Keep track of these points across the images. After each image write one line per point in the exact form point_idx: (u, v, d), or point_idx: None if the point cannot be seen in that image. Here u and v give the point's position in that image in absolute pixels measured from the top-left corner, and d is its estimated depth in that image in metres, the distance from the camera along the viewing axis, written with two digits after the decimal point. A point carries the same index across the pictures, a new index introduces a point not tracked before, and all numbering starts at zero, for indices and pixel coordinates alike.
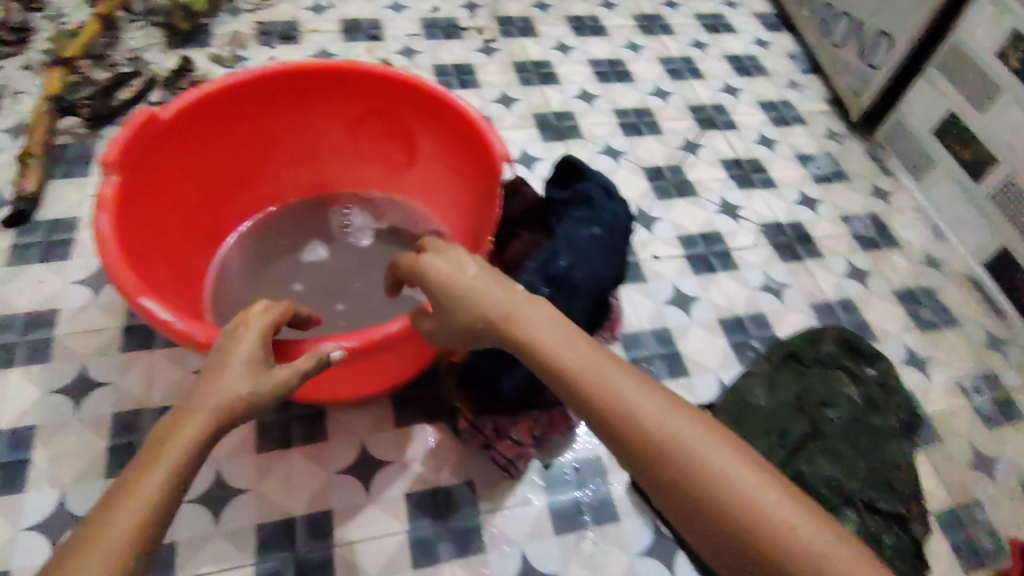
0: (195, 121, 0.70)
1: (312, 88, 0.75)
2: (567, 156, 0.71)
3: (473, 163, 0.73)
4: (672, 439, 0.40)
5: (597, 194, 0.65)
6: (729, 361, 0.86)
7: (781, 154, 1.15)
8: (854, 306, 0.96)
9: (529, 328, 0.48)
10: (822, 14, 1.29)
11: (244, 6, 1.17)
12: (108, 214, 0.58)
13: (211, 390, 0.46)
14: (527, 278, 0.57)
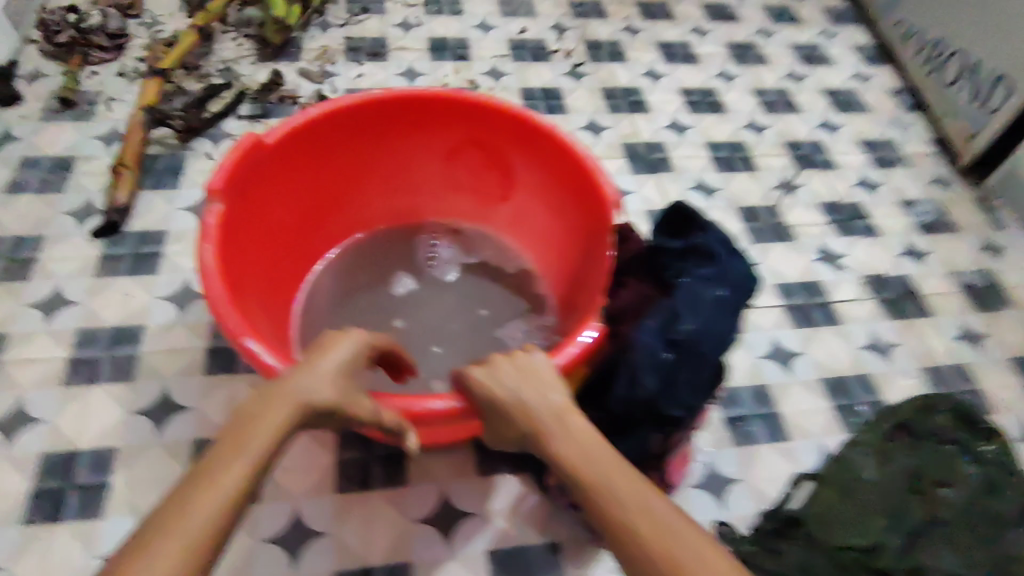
0: (297, 146, 0.71)
1: (410, 115, 0.76)
2: (679, 203, 0.66)
3: (580, 202, 0.72)
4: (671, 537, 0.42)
5: (721, 250, 0.60)
6: (831, 427, 0.80)
7: (885, 198, 1.07)
8: (967, 373, 0.88)
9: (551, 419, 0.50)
10: (930, 49, 1.21)
11: (334, 21, 1.18)
12: (212, 242, 0.59)
13: (306, 383, 0.49)
14: (649, 342, 0.54)
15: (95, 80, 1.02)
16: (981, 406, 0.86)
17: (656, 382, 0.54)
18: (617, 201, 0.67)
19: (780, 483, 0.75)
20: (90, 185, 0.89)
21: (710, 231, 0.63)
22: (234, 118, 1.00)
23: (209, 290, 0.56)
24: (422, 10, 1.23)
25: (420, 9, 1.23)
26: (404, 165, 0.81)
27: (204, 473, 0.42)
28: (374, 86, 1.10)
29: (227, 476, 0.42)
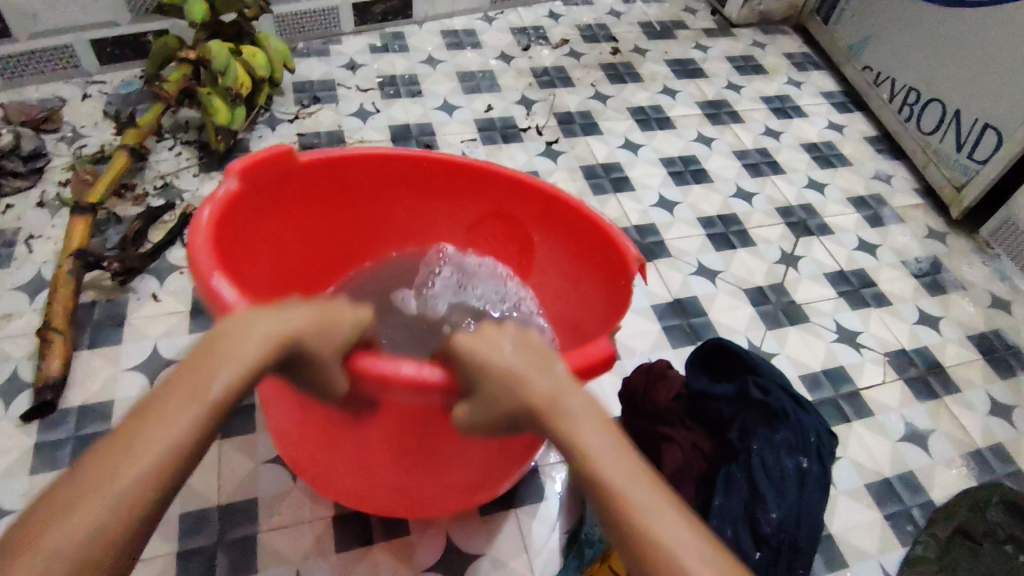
0: (326, 178, 0.64)
1: (446, 181, 0.68)
2: (717, 338, 0.63)
3: (601, 278, 0.61)
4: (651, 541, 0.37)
5: (788, 403, 0.58)
6: (889, 541, 0.73)
7: (886, 261, 1.03)
8: (1007, 453, 0.83)
9: (568, 404, 0.41)
10: (902, 96, 1.19)
11: (282, 115, 1.08)
12: (215, 207, 0.52)
13: (274, 315, 0.41)
14: (741, 544, 0.53)
15: (11, 215, 0.89)
16: None
17: None
18: (639, 260, 0.57)
19: None
20: (15, 351, 0.77)
21: (763, 372, 0.60)
22: (181, 246, 0.89)
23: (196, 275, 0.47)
24: (379, 95, 1.15)
25: (375, 93, 1.16)
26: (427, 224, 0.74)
27: (157, 400, 0.37)
28: None
29: (170, 410, 0.37)
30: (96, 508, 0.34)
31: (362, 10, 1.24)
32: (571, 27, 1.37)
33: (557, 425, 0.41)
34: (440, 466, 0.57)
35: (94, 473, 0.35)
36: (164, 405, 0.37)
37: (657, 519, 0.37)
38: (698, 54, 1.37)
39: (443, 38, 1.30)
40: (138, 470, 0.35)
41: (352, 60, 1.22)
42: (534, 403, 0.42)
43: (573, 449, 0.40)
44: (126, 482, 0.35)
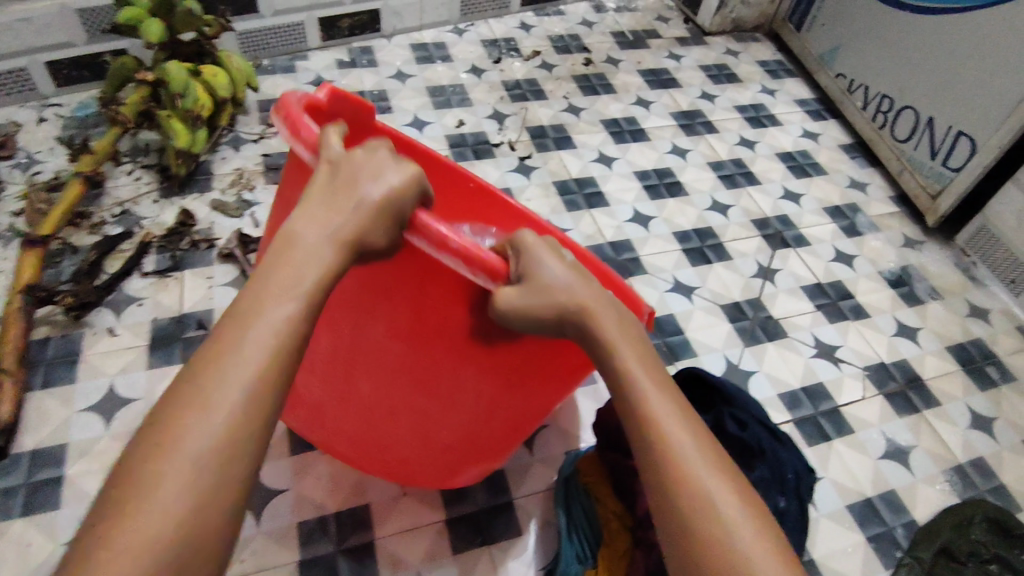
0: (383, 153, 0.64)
1: (479, 209, 0.68)
2: (691, 366, 0.63)
3: None
4: (664, 435, 0.44)
5: (764, 439, 0.58)
6: (871, 564, 0.72)
7: (863, 271, 1.02)
8: (988, 467, 0.82)
9: (612, 324, 0.48)
10: (876, 103, 1.19)
11: (246, 135, 1.06)
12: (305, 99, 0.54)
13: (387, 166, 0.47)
14: None
15: None
16: (1010, 506, 0.79)
17: None
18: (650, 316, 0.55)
19: None
20: None
21: (738, 406, 0.61)
22: (139, 276, 0.86)
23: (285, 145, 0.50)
24: None
25: None
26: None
27: (256, 299, 0.41)
28: None
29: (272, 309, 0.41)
30: (229, 397, 0.38)
31: (328, 24, 1.22)
32: (543, 38, 1.36)
33: (597, 331, 0.48)
34: (439, 407, 0.57)
35: (222, 368, 0.39)
36: (269, 306, 0.41)
37: (669, 421, 0.44)
38: (672, 63, 1.35)
39: (413, 52, 1.27)
40: (257, 364, 0.39)
41: (319, 76, 1.19)
42: (577, 307, 0.48)
43: (612, 355, 0.47)
44: (252, 374, 0.39)
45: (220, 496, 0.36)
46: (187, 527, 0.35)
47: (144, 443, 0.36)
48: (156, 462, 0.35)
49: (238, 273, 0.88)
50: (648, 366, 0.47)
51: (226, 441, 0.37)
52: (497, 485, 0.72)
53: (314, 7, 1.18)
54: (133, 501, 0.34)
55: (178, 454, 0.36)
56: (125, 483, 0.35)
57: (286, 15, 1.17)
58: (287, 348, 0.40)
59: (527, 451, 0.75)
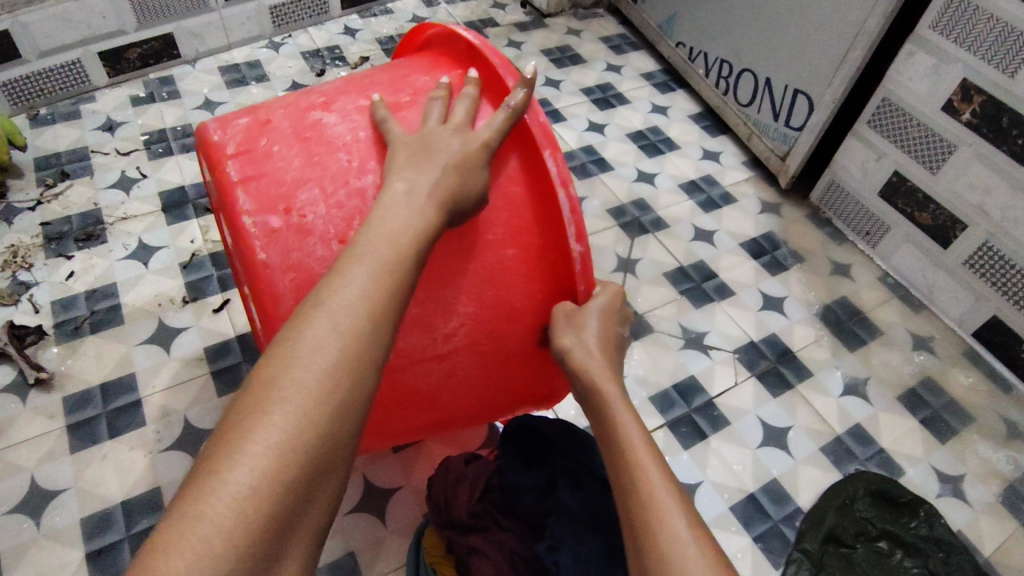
0: None
1: None
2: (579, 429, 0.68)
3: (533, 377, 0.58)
4: (649, 503, 0.44)
5: None
6: (761, 566, 0.68)
7: (724, 246, 0.99)
8: (866, 434, 0.80)
9: (614, 396, 0.50)
10: (717, 70, 1.16)
11: (21, 203, 0.90)
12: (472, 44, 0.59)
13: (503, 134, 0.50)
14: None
15: None
16: (891, 472, 0.77)
17: None
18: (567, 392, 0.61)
19: None
20: None
21: None
22: None
23: (494, 51, 0.57)
24: (145, 156, 0.98)
25: (140, 154, 0.99)
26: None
27: (380, 258, 0.42)
28: (93, 285, 0.82)
29: (386, 256, 0.42)
30: (320, 367, 0.37)
31: (112, 58, 1.06)
32: (370, 41, 1.25)
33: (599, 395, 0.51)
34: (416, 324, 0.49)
35: (320, 337, 0.38)
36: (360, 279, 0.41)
37: (650, 473, 0.46)
38: (512, 52, 1.28)
39: (222, 76, 1.14)
40: (355, 333, 0.39)
41: (110, 119, 1.04)
42: (585, 349, 0.51)
43: (605, 409, 0.50)
44: (349, 340, 0.38)
45: (316, 476, 0.36)
46: (284, 493, 0.34)
47: (257, 384, 0.37)
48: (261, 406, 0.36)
49: (15, 375, 0.74)
50: (648, 444, 0.48)
51: (321, 407, 0.36)
52: (346, 570, 0.63)
53: (89, 41, 1.02)
54: (226, 466, 0.34)
55: (284, 413, 0.35)
56: (214, 457, 0.34)
57: (56, 53, 1.01)
58: (375, 334, 0.40)
59: (379, 523, 0.66)
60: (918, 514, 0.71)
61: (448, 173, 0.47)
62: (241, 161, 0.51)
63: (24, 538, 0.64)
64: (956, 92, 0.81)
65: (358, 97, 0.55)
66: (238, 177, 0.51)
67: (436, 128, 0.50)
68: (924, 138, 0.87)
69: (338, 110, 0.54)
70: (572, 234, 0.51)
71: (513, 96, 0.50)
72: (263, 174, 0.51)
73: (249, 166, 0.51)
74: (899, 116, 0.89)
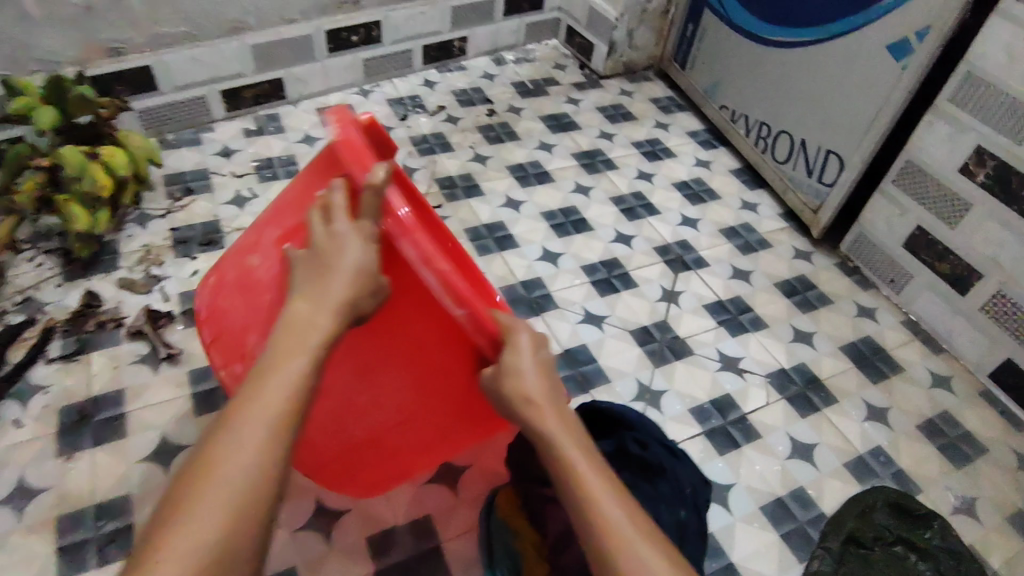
0: None
1: None
2: (600, 402, 0.64)
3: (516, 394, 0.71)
4: (604, 532, 0.42)
5: (663, 456, 0.60)
6: (787, 560, 0.76)
7: (759, 285, 1.09)
8: (886, 454, 0.88)
9: (555, 421, 0.49)
10: (756, 130, 1.29)
11: (153, 212, 1.06)
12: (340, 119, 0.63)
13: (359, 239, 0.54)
14: None
15: None
16: (908, 488, 0.85)
17: None
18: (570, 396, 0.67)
19: None
20: None
21: (639, 427, 0.62)
22: (45, 362, 0.85)
23: (350, 130, 0.61)
24: (255, 179, 1.15)
25: (251, 177, 1.15)
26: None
27: (272, 362, 0.45)
28: None
29: (284, 366, 0.44)
30: (232, 474, 0.39)
31: (231, 96, 1.24)
32: (446, 93, 1.42)
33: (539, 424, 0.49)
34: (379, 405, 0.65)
35: (230, 442, 0.40)
36: (266, 388, 0.43)
37: (605, 498, 0.43)
38: (571, 108, 1.43)
39: (320, 115, 1.31)
40: (260, 441, 0.40)
41: (226, 146, 1.21)
42: (519, 392, 0.51)
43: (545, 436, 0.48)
44: (252, 449, 0.40)
45: None
46: None
47: (177, 492, 0.39)
48: (181, 519, 0.37)
49: (149, 349, 0.87)
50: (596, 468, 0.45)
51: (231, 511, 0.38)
52: (424, 530, 0.73)
53: (216, 80, 1.20)
54: None
55: (184, 532, 0.37)
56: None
57: (188, 89, 1.19)
58: (272, 437, 0.41)
59: (451, 494, 0.76)
60: (932, 526, 0.79)
61: (343, 277, 0.52)
62: (208, 327, 0.68)
63: (154, 482, 0.76)
64: (972, 158, 0.92)
65: (274, 230, 0.67)
66: (210, 340, 0.68)
67: (321, 235, 0.55)
68: (944, 195, 0.98)
69: (261, 250, 0.66)
70: (452, 299, 0.56)
71: (370, 178, 0.56)
72: (224, 332, 0.67)
73: (212, 329, 0.68)
74: (922, 177, 1.00)
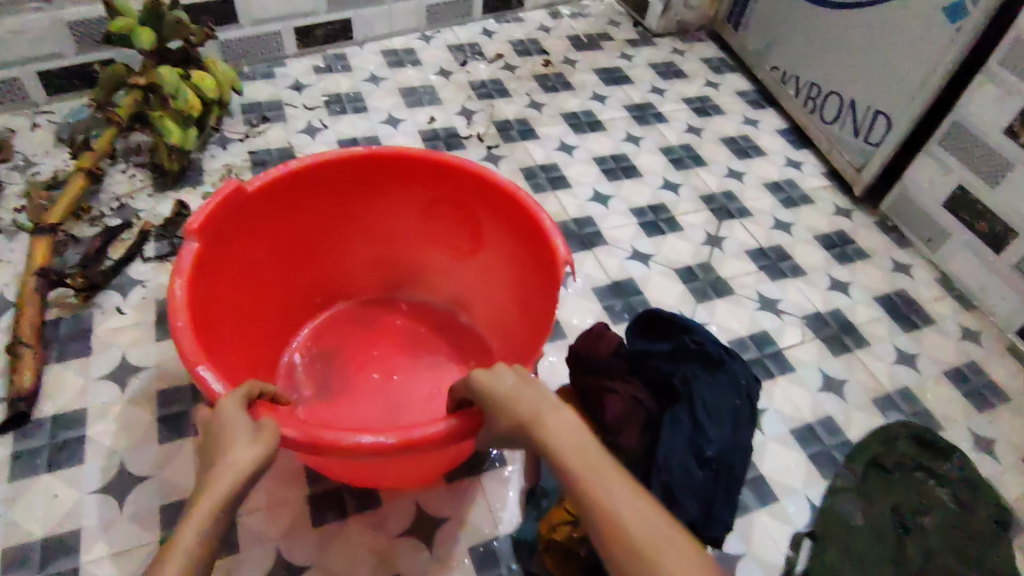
0: (281, 198, 0.74)
1: (388, 167, 0.78)
2: (660, 309, 0.73)
3: (542, 279, 0.72)
4: (606, 522, 0.40)
5: (721, 353, 0.68)
6: (813, 477, 0.82)
7: (800, 237, 1.14)
8: (912, 394, 0.93)
9: (552, 425, 0.46)
10: (806, 92, 1.33)
11: (232, 135, 1.14)
12: (184, 277, 0.62)
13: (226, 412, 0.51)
14: (683, 467, 0.61)
15: None
16: (931, 425, 0.90)
17: (694, 501, 0.61)
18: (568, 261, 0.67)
19: (780, 548, 0.76)
20: None
21: (696, 331, 0.71)
22: (141, 261, 0.94)
23: (172, 320, 0.58)
24: (325, 112, 1.22)
25: (322, 110, 1.22)
26: (410, 249, 0.87)
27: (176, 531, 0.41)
28: None
29: (195, 522, 0.42)
30: None
31: (303, 33, 1.30)
32: (504, 42, 1.46)
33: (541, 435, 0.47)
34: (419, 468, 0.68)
35: None
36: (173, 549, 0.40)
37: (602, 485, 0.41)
38: (624, 63, 1.47)
39: (384, 57, 1.37)
40: None
41: (297, 81, 1.27)
42: (517, 417, 0.49)
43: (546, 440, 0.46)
44: None
45: None
46: None
47: None
48: None
49: None
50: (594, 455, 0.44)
51: None
52: None
53: (290, 18, 1.27)
54: None
55: None
56: None
57: (264, 25, 1.25)
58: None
59: None
60: (951, 458, 0.84)
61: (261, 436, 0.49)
62: None
63: None
64: (1017, 119, 0.95)
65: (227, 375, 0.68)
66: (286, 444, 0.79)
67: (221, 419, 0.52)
68: (988, 156, 1.01)
69: None
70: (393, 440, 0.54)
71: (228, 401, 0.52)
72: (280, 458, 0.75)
73: None
74: (967, 138, 1.03)
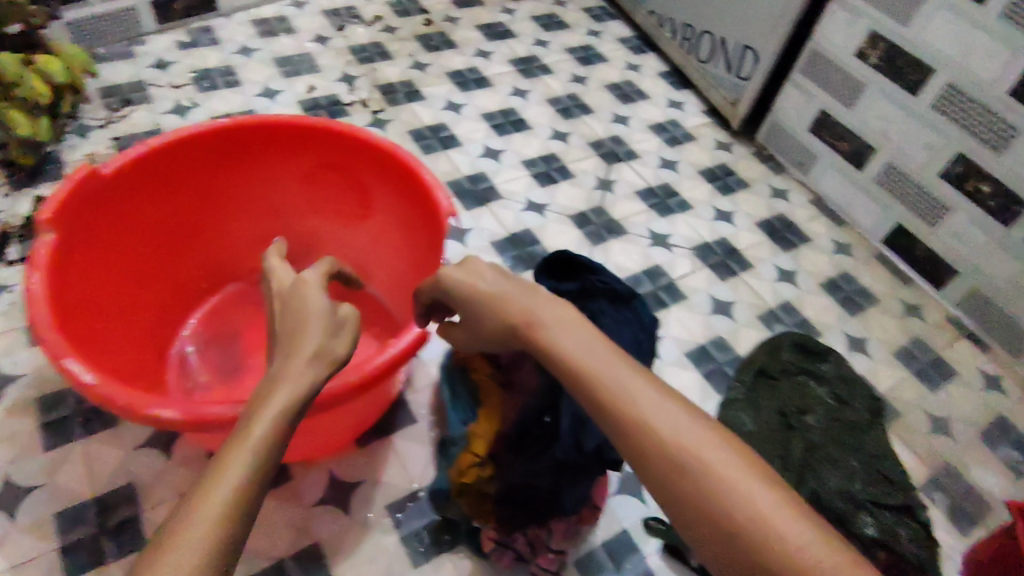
0: (145, 182, 0.71)
1: (259, 137, 0.75)
2: (564, 251, 0.73)
3: (429, 234, 0.72)
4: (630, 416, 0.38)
5: (625, 291, 0.70)
6: (707, 393, 0.89)
7: (685, 173, 1.19)
8: (793, 307, 1.01)
9: (547, 332, 0.44)
10: (682, 33, 1.37)
11: (93, 122, 1.06)
12: (41, 270, 0.58)
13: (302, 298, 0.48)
14: None
15: None
16: (811, 333, 0.98)
17: None
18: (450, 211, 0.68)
19: None
20: None
21: (600, 271, 0.72)
22: (4, 264, 0.87)
23: (33, 315, 0.55)
24: (195, 89, 1.15)
25: (191, 88, 1.15)
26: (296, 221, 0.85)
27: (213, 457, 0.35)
28: None
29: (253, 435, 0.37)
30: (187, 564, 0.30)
31: (161, 7, 1.22)
32: (382, 4, 1.42)
33: (536, 341, 0.44)
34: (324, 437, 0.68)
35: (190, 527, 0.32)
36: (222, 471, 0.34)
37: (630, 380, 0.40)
38: (505, 17, 1.47)
39: (254, 27, 1.30)
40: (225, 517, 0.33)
41: (160, 58, 1.20)
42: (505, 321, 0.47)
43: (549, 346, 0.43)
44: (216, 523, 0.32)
45: None
46: None
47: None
48: None
49: None
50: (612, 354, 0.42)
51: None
52: None
53: None
54: None
55: None
56: None
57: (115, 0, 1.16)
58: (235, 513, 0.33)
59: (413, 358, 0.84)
60: (828, 359, 0.91)
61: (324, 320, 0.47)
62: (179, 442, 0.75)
63: None
64: (866, 42, 1.02)
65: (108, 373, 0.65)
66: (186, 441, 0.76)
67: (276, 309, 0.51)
68: (844, 80, 1.08)
69: None
70: None
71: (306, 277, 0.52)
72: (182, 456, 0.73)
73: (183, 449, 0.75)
74: (826, 65, 1.10)
